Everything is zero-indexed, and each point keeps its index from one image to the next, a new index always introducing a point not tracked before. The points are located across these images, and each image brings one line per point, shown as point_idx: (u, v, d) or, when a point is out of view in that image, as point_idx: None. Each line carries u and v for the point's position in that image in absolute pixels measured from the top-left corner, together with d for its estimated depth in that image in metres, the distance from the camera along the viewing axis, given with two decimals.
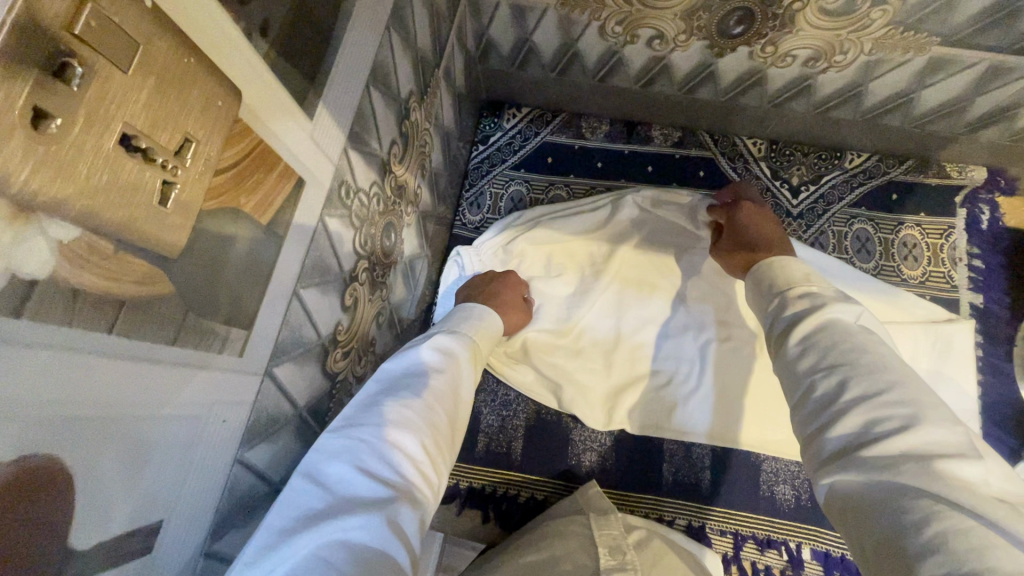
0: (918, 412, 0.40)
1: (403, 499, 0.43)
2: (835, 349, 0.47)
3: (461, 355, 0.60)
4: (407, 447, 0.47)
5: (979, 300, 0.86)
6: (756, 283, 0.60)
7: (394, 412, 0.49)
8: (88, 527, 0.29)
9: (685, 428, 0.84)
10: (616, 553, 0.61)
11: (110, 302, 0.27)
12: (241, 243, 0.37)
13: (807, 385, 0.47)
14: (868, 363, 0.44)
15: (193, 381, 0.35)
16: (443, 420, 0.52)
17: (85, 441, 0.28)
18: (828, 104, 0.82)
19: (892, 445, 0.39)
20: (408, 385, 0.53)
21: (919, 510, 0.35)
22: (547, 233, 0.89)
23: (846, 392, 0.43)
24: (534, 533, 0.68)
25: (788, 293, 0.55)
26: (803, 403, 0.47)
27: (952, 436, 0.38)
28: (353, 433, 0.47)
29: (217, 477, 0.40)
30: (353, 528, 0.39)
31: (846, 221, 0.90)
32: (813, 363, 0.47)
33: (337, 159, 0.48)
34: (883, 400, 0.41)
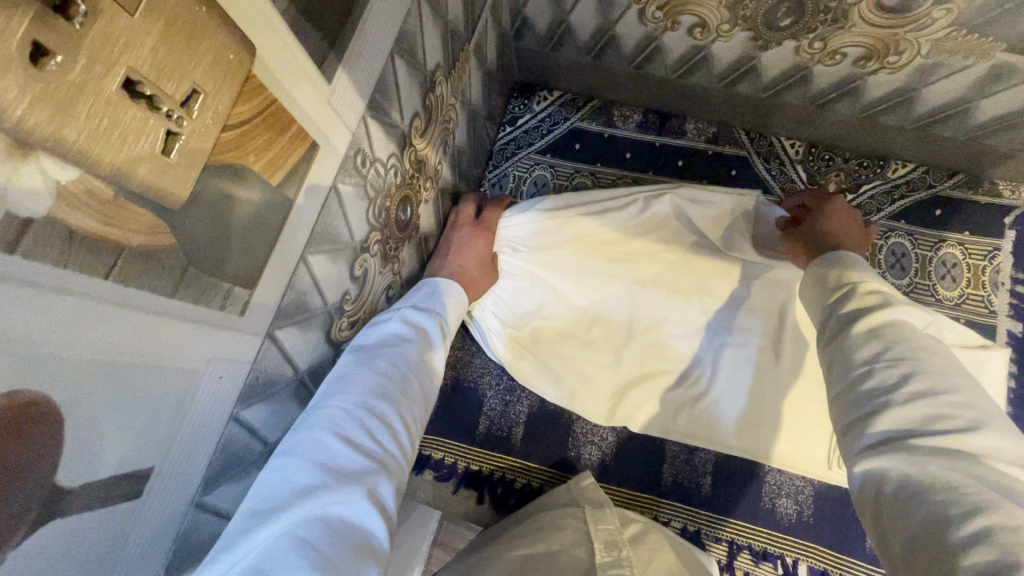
0: (982, 418, 0.39)
1: (381, 472, 0.45)
2: (902, 345, 0.44)
3: (436, 329, 0.61)
4: (382, 420, 0.48)
5: (1018, 328, 0.82)
6: (820, 278, 0.58)
7: (373, 389, 0.49)
8: (78, 467, 0.30)
9: (691, 431, 0.82)
10: (613, 548, 0.60)
11: (108, 247, 0.27)
12: (249, 202, 0.37)
13: (863, 372, 0.45)
14: (935, 364, 0.42)
15: (187, 334, 0.34)
16: (417, 393, 0.53)
17: (75, 384, 0.28)
18: (875, 109, 0.78)
19: (951, 442, 0.38)
20: (381, 359, 0.53)
21: (965, 503, 0.33)
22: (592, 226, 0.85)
23: (908, 383, 0.42)
24: (528, 523, 0.68)
25: (860, 286, 0.53)
26: (851, 391, 0.45)
27: (1012, 444, 0.38)
28: (324, 408, 0.47)
29: (209, 433, 0.40)
30: (329, 502, 0.40)
31: (882, 234, 0.86)
32: (872, 354, 0.45)
33: (355, 127, 0.48)
34: (947, 398, 0.40)
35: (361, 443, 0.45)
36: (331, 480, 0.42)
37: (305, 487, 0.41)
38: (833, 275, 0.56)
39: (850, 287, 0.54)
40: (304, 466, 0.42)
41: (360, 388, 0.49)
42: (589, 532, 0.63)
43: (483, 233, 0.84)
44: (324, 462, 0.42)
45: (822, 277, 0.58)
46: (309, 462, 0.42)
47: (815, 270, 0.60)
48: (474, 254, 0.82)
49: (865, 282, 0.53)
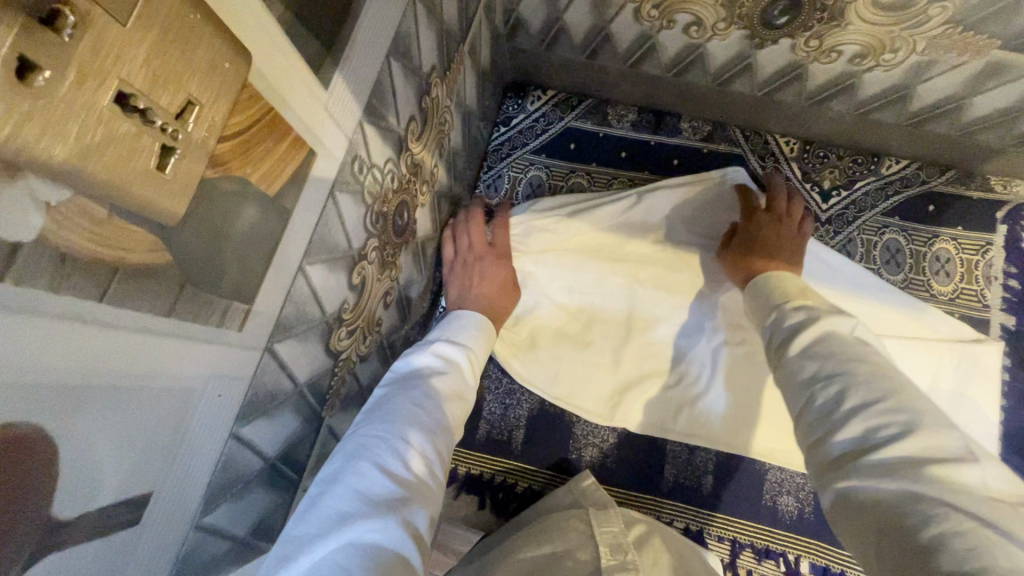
0: (919, 419, 0.39)
1: (416, 501, 0.44)
2: (835, 359, 0.45)
3: (465, 360, 0.61)
4: (418, 448, 0.47)
5: (1011, 322, 0.83)
6: (756, 296, 0.60)
7: (408, 416, 0.49)
8: (76, 498, 0.28)
9: (692, 431, 0.82)
10: (618, 552, 0.59)
11: (102, 268, 0.26)
12: (246, 214, 0.35)
13: (807, 395, 0.45)
14: (867, 373, 0.43)
15: (185, 353, 0.33)
16: (449, 423, 0.53)
17: (71, 412, 0.27)
18: (869, 106, 0.78)
19: (896, 450, 0.38)
20: (415, 389, 0.53)
21: (921, 514, 0.34)
22: (583, 226, 0.87)
23: (845, 400, 0.42)
24: (532, 527, 0.68)
25: (787, 305, 0.54)
26: (803, 414, 0.45)
27: (949, 438, 0.38)
28: (362, 437, 0.47)
29: (209, 454, 0.39)
30: (369, 529, 0.39)
31: (876, 230, 0.87)
32: (812, 373, 0.45)
33: (351, 132, 0.46)
34: (880, 406, 0.40)
35: (398, 472, 0.44)
36: (366, 507, 0.41)
37: (341, 515, 0.40)
38: (765, 295, 0.58)
39: (780, 307, 0.55)
40: (344, 493, 0.41)
41: (395, 416, 0.49)
42: (592, 536, 0.63)
43: (500, 258, 0.82)
44: (360, 489, 0.42)
45: (756, 298, 0.60)
46: (348, 489, 0.42)
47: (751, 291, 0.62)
48: (494, 279, 0.80)
49: (793, 299, 0.55)
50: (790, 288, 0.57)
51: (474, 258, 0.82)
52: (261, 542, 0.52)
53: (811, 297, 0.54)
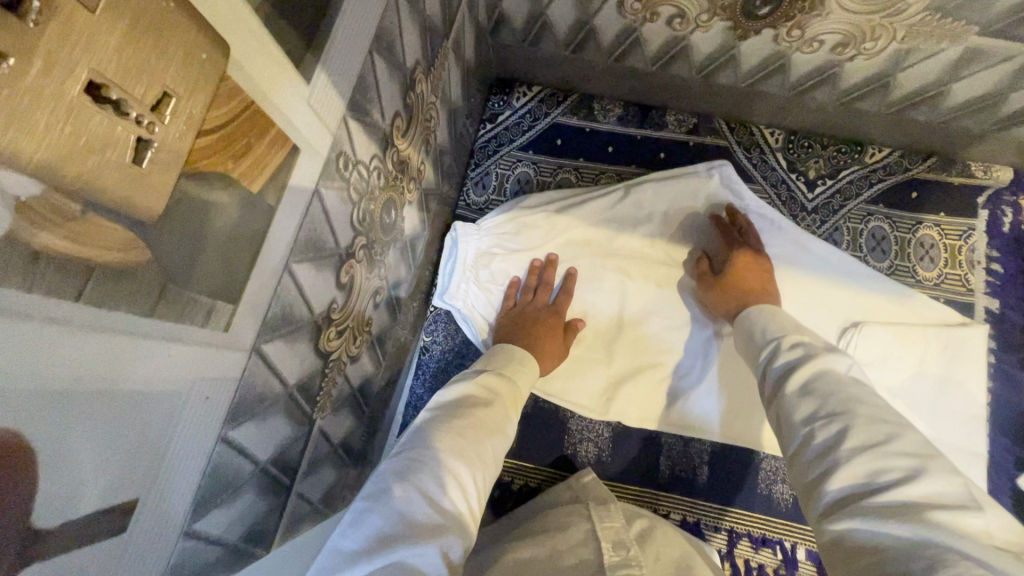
0: (923, 465, 0.39)
1: (455, 530, 0.44)
2: (834, 398, 0.46)
3: (510, 384, 0.62)
4: (460, 473, 0.48)
5: (995, 305, 0.84)
6: (749, 333, 0.65)
7: (454, 439, 0.50)
8: (57, 507, 0.27)
9: (685, 422, 0.82)
10: (620, 549, 0.59)
11: (78, 267, 0.25)
12: (228, 210, 0.35)
13: (806, 433, 0.46)
14: (866, 414, 0.44)
15: (167, 355, 0.32)
16: (495, 447, 0.53)
17: (49, 417, 0.26)
18: (852, 95, 0.78)
19: (898, 496, 0.38)
20: (461, 412, 0.54)
21: (926, 560, 0.34)
22: (570, 221, 0.88)
23: (846, 440, 0.43)
24: (533, 525, 0.68)
25: (783, 340, 0.58)
26: (801, 451, 0.46)
27: (952, 484, 0.38)
28: (408, 457, 0.48)
29: (198, 458, 0.38)
30: (407, 553, 0.40)
31: (861, 218, 0.88)
32: (810, 411, 0.47)
33: (335, 127, 0.46)
34: (884, 449, 0.41)
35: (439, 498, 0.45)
36: (406, 531, 0.42)
37: (383, 535, 0.41)
38: (759, 332, 0.63)
39: (776, 342, 0.58)
40: (387, 514, 0.43)
41: (441, 438, 0.50)
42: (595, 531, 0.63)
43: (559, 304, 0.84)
44: (402, 513, 0.43)
45: (750, 334, 0.64)
46: (391, 511, 0.43)
47: (745, 323, 0.67)
48: (552, 322, 0.81)
49: (790, 333, 0.59)
50: (783, 325, 0.61)
51: (537, 301, 0.83)
52: (255, 549, 0.51)
53: (807, 333, 0.58)
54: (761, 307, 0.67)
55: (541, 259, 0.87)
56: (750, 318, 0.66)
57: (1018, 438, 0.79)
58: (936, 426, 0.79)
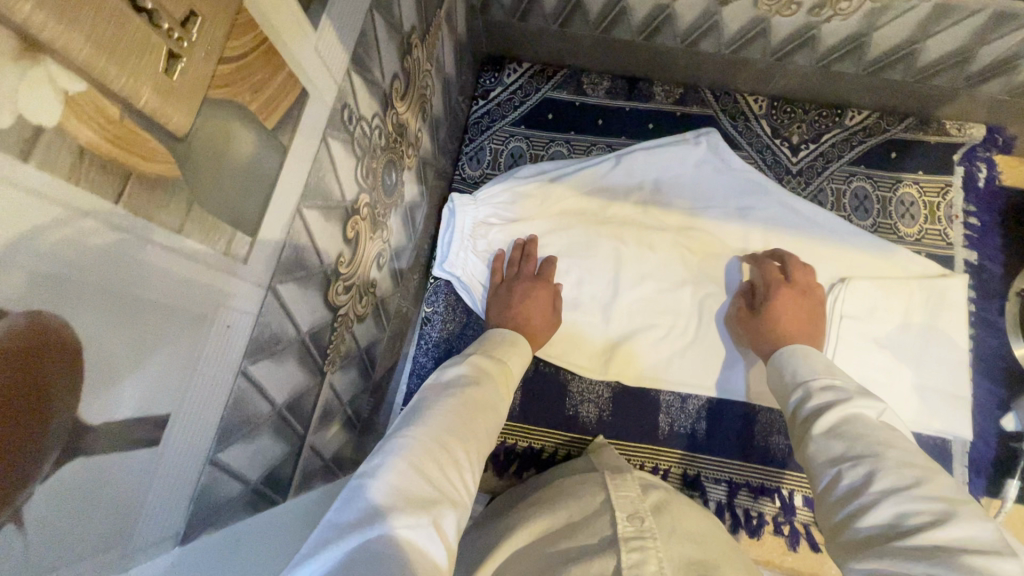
0: (952, 509, 0.42)
1: (448, 504, 0.45)
2: (862, 441, 0.50)
3: (498, 371, 0.63)
4: (452, 450, 0.49)
5: (973, 257, 0.88)
6: (779, 373, 0.67)
7: (444, 420, 0.51)
8: (100, 406, 0.29)
9: (682, 380, 0.85)
10: (635, 520, 0.56)
11: (117, 170, 0.27)
12: (245, 143, 0.36)
13: (835, 473, 0.50)
14: (894, 457, 0.47)
15: (194, 275, 0.34)
16: (485, 430, 0.55)
17: (92, 314, 0.27)
18: (830, 57, 0.81)
19: (925, 536, 0.41)
20: (451, 396, 0.55)
21: None
22: (563, 189, 0.89)
23: (875, 482, 0.46)
24: (548, 492, 0.69)
25: (814, 383, 0.60)
26: (830, 491, 0.50)
27: (981, 532, 0.40)
28: (401, 436, 0.49)
29: (221, 386, 0.40)
30: (401, 522, 0.40)
31: (844, 179, 0.92)
32: (839, 452, 0.51)
33: (340, 78, 0.48)
34: (915, 493, 0.44)
35: (432, 473, 0.46)
36: (400, 502, 0.42)
37: (377, 506, 0.41)
38: (789, 374, 0.65)
39: (806, 386, 0.61)
40: (381, 488, 0.43)
41: (432, 420, 0.51)
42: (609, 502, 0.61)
43: (545, 282, 0.84)
44: (395, 486, 0.43)
45: (780, 375, 0.67)
46: (384, 484, 0.43)
47: (778, 364, 0.68)
48: (539, 302, 0.82)
49: (821, 377, 0.61)
50: (811, 367, 0.64)
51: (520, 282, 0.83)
52: (273, 493, 0.53)
53: (837, 376, 0.61)
54: (793, 347, 0.69)
55: (524, 237, 0.88)
56: (785, 358, 0.68)
57: (1001, 380, 0.83)
58: (922, 373, 0.83)
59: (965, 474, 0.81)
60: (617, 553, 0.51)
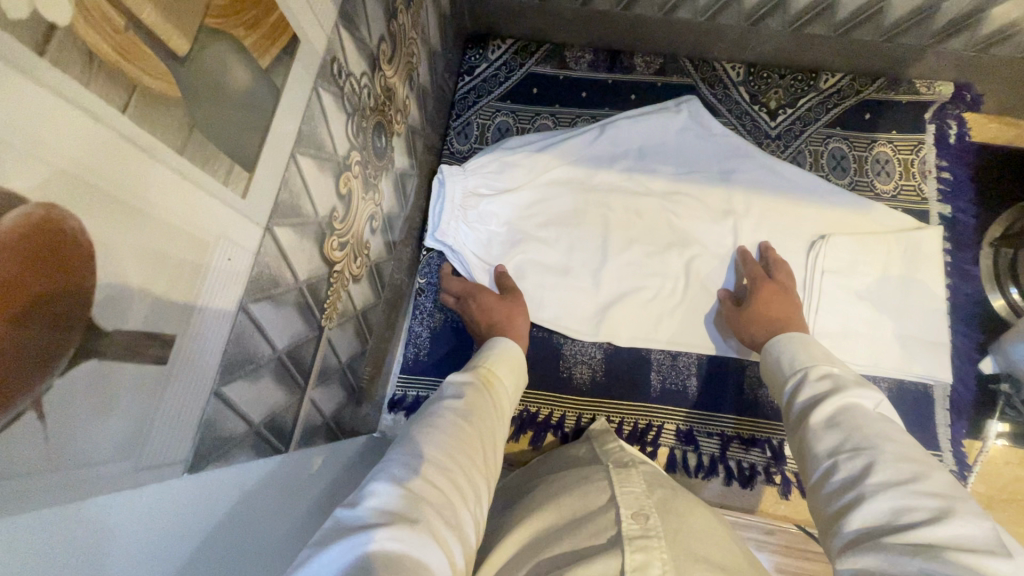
0: (946, 505, 0.43)
1: (436, 509, 0.46)
2: (859, 433, 0.50)
3: (483, 386, 0.66)
4: (435, 462, 0.51)
5: (947, 211, 0.90)
6: (775, 360, 0.68)
7: (427, 440, 0.54)
8: (113, 311, 0.31)
9: (671, 339, 0.88)
10: (639, 518, 0.55)
11: (122, 80, 0.29)
12: (241, 78, 0.38)
13: (830, 463, 0.50)
14: (891, 451, 0.48)
15: (198, 199, 0.36)
16: (472, 441, 0.57)
17: (105, 219, 0.29)
18: (802, 20, 0.84)
19: (919, 533, 0.41)
20: (433, 418, 0.58)
21: None
22: (549, 159, 0.91)
23: (870, 475, 0.47)
24: (551, 485, 0.68)
25: (811, 370, 0.62)
26: (824, 483, 0.51)
27: (976, 528, 0.41)
28: (388, 460, 0.51)
29: (223, 319, 0.41)
30: (388, 530, 0.42)
31: (822, 140, 0.95)
32: (835, 443, 0.51)
33: (329, 30, 0.49)
34: (910, 488, 0.44)
35: (417, 485, 0.48)
36: (387, 513, 0.44)
37: (365, 518, 0.43)
38: (786, 361, 0.66)
39: (803, 373, 0.62)
40: (369, 502, 0.45)
41: (417, 441, 0.54)
42: (615, 497, 0.59)
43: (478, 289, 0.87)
44: (381, 500, 0.45)
45: (775, 362, 0.68)
46: (371, 500, 0.45)
47: (772, 352, 0.70)
48: (489, 305, 0.85)
49: (817, 365, 0.62)
50: (809, 355, 0.65)
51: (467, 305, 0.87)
52: (276, 441, 0.54)
53: (835, 364, 0.62)
54: (787, 334, 0.71)
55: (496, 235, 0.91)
56: (778, 346, 0.69)
57: (977, 326, 0.87)
58: (903, 323, 0.85)
59: (947, 418, 0.84)
60: (621, 552, 0.50)
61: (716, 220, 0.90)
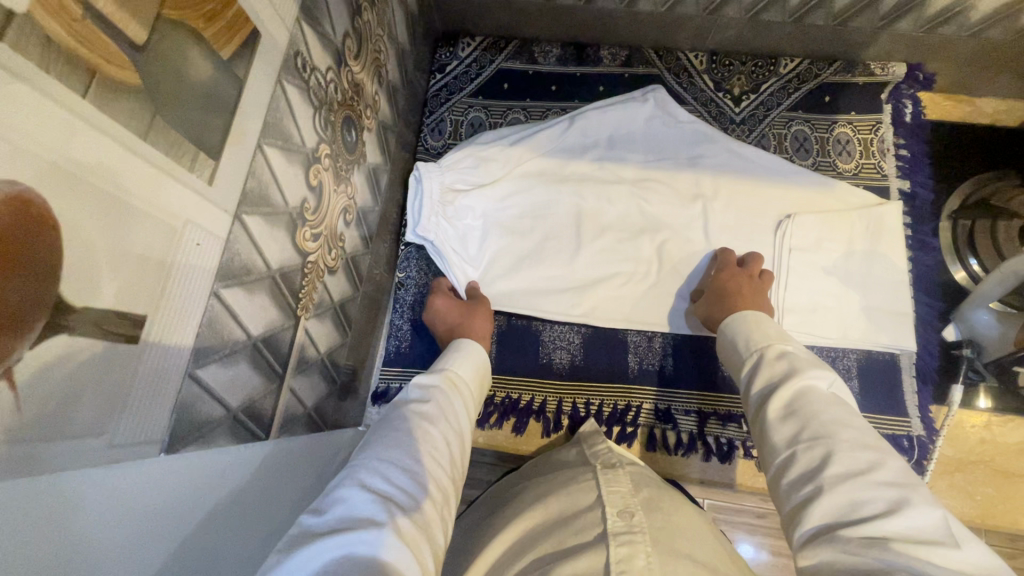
0: (903, 495, 0.44)
1: (406, 512, 0.48)
2: (816, 421, 0.52)
3: (446, 388, 0.68)
4: (402, 466, 0.52)
5: (906, 186, 0.94)
6: (733, 342, 0.70)
7: (393, 444, 0.55)
8: (81, 289, 0.32)
9: (646, 321, 0.90)
10: (625, 515, 0.56)
11: (82, 67, 0.30)
12: (202, 69, 0.40)
13: (790, 456, 0.52)
14: (847, 440, 0.49)
15: (164, 186, 0.37)
16: (438, 443, 0.58)
17: (71, 198, 0.30)
18: (757, 7, 0.87)
19: (876, 527, 0.43)
20: (399, 420, 0.59)
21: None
22: (522, 153, 0.93)
23: (829, 464, 0.48)
24: (539, 487, 0.68)
25: (767, 351, 0.64)
26: (783, 476, 0.52)
27: (928, 519, 0.43)
28: (355, 465, 0.52)
29: (194, 305, 0.43)
30: (361, 535, 0.43)
31: (784, 124, 0.98)
32: (793, 435, 0.53)
33: (290, 25, 0.51)
34: (867, 479, 0.46)
35: (387, 490, 0.49)
36: (358, 518, 0.45)
37: (335, 526, 0.44)
38: (743, 343, 0.68)
39: (761, 354, 0.64)
40: (338, 510, 0.46)
41: (383, 445, 0.55)
42: (602, 496, 0.60)
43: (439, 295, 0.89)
44: (351, 506, 0.46)
45: (732, 344, 0.70)
46: (340, 506, 0.46)
47: (730, 332, 0.72)
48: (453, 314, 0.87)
49: (772, 344, 0.65)
50: (765, 334, 0.67)
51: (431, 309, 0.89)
52: (255, 427, 0.55)
53: (788, 343, 0.64)
54: (746, 312, 0.73)
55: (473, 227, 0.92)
56: (736, 325, 0.72)
57: (938, 295, 0.90)
58: (869, 296, 0.87)
59: (914, 385, 0.87)
60: (605, 548, 0.51)
61: (685, 204, 0.92)
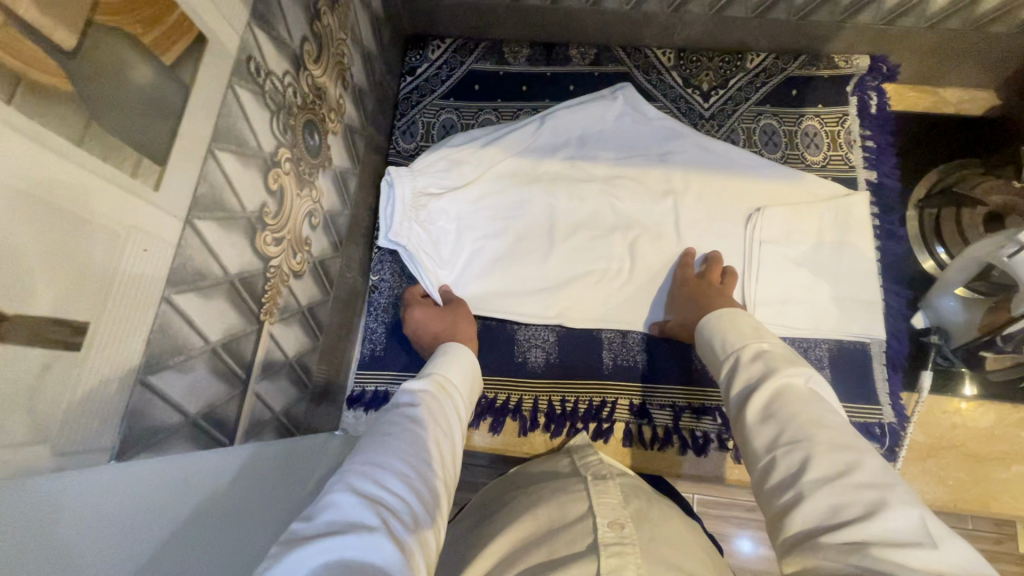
0: (881, 496, 0.45)
1: (399, 517, 0.47)
2: (793, 424, 0.53)
3: (439, 393, 0.67)
4: (395, 471, 0.52)
5: (874, 176, 0.95)
6: (711, 346, 0.70)
7: (386, 448, 0.55)
8: (13, 297, 0.32)
9: (620, 317, 0.91)
10: (615, 525, 0.56)
11: (5, 74, 0.30)
12: (143, 75, 0.40)
13: (770, 461, 0.52)
14: (824, 441, 0.50)
15: (104, 193, 0.37)
16: (431, 448, 0.58)
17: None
18: (719, 4, 0.88)
19: (855, 530, 0.43)
20: (392, 426, 0.59)
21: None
22: (493, 154, 0.93)
23: (808, 468, 0.49)
24: (523, 496, 0.68)
25: (743, 351, 0.64)
26: (766, 480, 0.52)
27: (907, 520, 0.43)
28: (348, 468, 0.52)
29: (143, 311, 0.43)
30: (354, 540, 0.43)
31: (753, 118, 0.99)
32: (772, 438, 0.53)
33: (240, 30, 0.51)
34: (845, 482, 0.46)
35: (380, 494, 0.49)
36: (351, 523, 0.45)
37: (328, 529, 0.44)
38: (721, 346, 0.68)
39: (737, 355, 0.65)
40: (331, 514, 0.45)
41: (376, 450, 0.55)
42: (591, 507, 0.60)
43: (418, 305, 0.90)
44: (344, 510, 0.46)
45: (711, 345, 0.70)
46: (333, 510, 0.46)
47: (706, 330, 0.72)
48: (431, 318, 0.88)
49: (748, 343, 0.65)
50: (739, 331, 0.67)
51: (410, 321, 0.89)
52: (218, 433, 0.55)
53: (765, 341, 0.65)
54: (721, 309, 0.73)
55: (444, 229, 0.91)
56: (712, 323, 0.72)
57: (907, 284, 0.92)
58: (840, 286, 0.88)
59: (885, 373, 0.88)
60: (597, 558, 0.51)
61: (657, 200, 0.93)
